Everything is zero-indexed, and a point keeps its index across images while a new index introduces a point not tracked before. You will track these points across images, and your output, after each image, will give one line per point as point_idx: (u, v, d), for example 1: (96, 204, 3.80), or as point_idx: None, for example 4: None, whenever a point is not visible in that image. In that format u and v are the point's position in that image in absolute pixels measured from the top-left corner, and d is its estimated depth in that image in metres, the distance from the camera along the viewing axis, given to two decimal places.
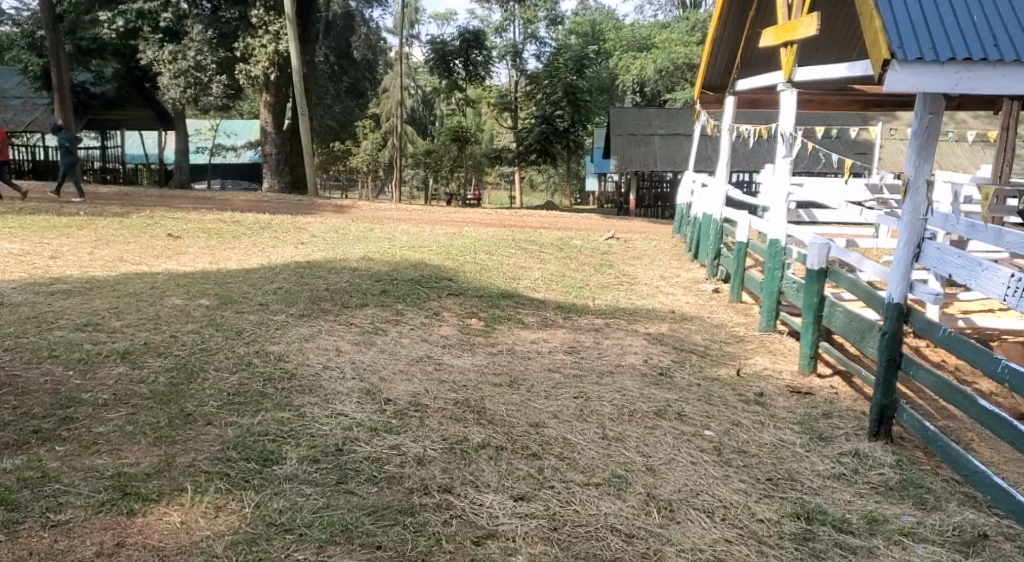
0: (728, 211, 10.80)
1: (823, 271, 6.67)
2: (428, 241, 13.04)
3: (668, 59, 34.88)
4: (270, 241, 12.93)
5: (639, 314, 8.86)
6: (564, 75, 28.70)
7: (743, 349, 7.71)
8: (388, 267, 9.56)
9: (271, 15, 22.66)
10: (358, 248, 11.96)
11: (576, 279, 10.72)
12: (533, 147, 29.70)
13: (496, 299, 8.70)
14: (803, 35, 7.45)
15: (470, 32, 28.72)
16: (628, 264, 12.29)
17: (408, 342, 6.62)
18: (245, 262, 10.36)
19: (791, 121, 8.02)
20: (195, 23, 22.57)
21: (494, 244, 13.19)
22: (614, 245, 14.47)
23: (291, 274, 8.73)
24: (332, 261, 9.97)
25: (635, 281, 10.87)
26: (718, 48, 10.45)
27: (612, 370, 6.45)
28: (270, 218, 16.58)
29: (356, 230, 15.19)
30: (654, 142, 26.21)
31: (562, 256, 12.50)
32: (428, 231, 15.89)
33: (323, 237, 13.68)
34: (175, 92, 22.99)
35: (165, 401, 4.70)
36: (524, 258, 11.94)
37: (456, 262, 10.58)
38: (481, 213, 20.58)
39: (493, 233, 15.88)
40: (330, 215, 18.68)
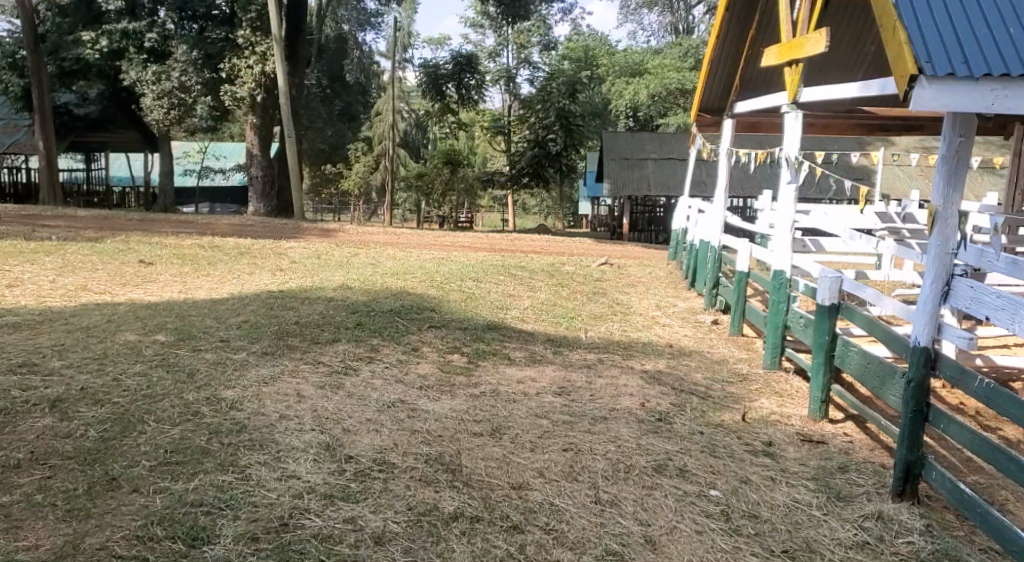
0: (727, 238, 10.27)
1: (835, 307, 6.11)
2: (412, 268, 12.47)
3: (662, 84, 34.66)
4: (246, 268, 12.36)
5: (634, 348, 8.28)
6: (557, 99, 28.39)
7: (746, 390, 7.11)
8: (367, 297, 8.98)
9: (258, 36, 22.08)
10: (338, 276, 11.40)
11: (566, 309, 10.15)
12: (526, 171, 29.30)
13: (481, 332, 8.11)
14: (810, 52, 6.91)
15: (462, 56, 28.40)
16: (622, 293, 11.72)
17: (381, 383, 6.02)
18: (215, 291, 9.76)
19: (797, 145, 7.43)
20: (180, 44, 22.08)
21: (482, 271, 12.62)
22: (608, 271, 13.91)
23: (261, 305, 8.13)
24: (308, 290, 9.38)
25: (630, 312, 10.30)
26: (717, 67, 9.98)
27: (605, 415, 5.86)
28: (251, 243, 15.99)
29: (339, 256, 14.62)
30: (648, 167, 25.78)
31: (553, 284, 11.92)
32: (415, 257, 15.34)
33: (303, 264, 13.11)
34: (158, 113, 22.64)
35: (88, 462, 4.12)
36: (512, 287, 11.37)
37: (440, 291, 9.99)
38: (471, 238, 20.05)
39: (482, 259, 15.32)
40: (316, 239, 18.14)
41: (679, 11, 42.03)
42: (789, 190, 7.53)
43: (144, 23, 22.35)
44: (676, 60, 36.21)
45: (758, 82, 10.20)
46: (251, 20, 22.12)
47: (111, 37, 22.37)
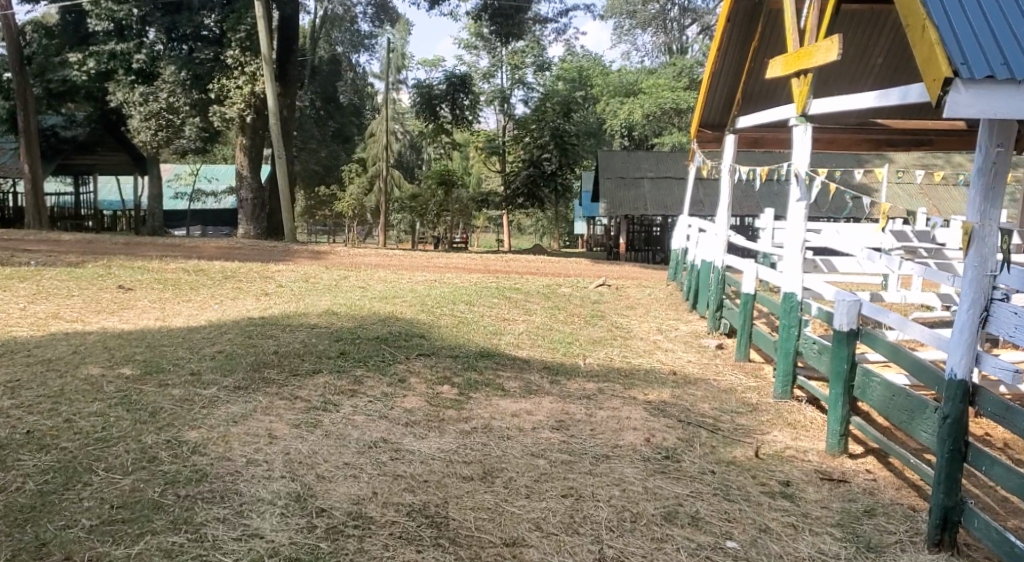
0: (730, 259, 9.83)
1: (854, 333, 5.66)
2: (404, 291, 12.01)
3: (656, 103, 34.40)
4: (231, 293, 11.89)
5: (636, 376, 7.81)
6: (551, 119, 28.09)
7: (757, 422, 6.64)
8: (353, 323, 8.50)
9: (248, 56, 21.65)
10: (325, 300, 10.92)
11: (564, 334, 9.69)
12: (521, 191, 28.92)
13: (474, 360, 7.63)
14: (820, 62, 6.47)
15: (456, 76, 28.08)
16: (621, 316, 11.26)
17: (362, 420, 5.53)
18: (193, 319, 9.26)
19: (806, 161, 7.00)
20: (168, 64, 21.67)
21: (475, 293, 12.16)
22: (605, 293, 13.45)
23: (239, 334, 7.66)
24: (290, 316, 8.89)
25: (631, 336, 9.84)
26: (717, 82, 9.58)
27: (607, 453, 5.38)
28: (238, 266, 15.53)
29: (328, 279, 14.15)
30: (644, 186, 25.41)
31: (549, 307, 11.46)
32: (407, 279, 14.89)
33: (291, 288, 12.65)
34: (145, 134, 22.58)
35: (19, 522, 3.69)
36: (507, 310, 10.90)
37: (431, 316, 9.52)
38: (465, 258, 19.61)
39: (476, 281, 14.86)
40: (307, 262, 17.71)
41: (673, 31, 41.84)
42: (799, 207, 7.08)
43: (133, 44, 21.90)
44: (671, 79, 36.00)
45: (760, 95, 9.81)
46: (241, 40, 21.60)
47: (100, 58, 22.05)
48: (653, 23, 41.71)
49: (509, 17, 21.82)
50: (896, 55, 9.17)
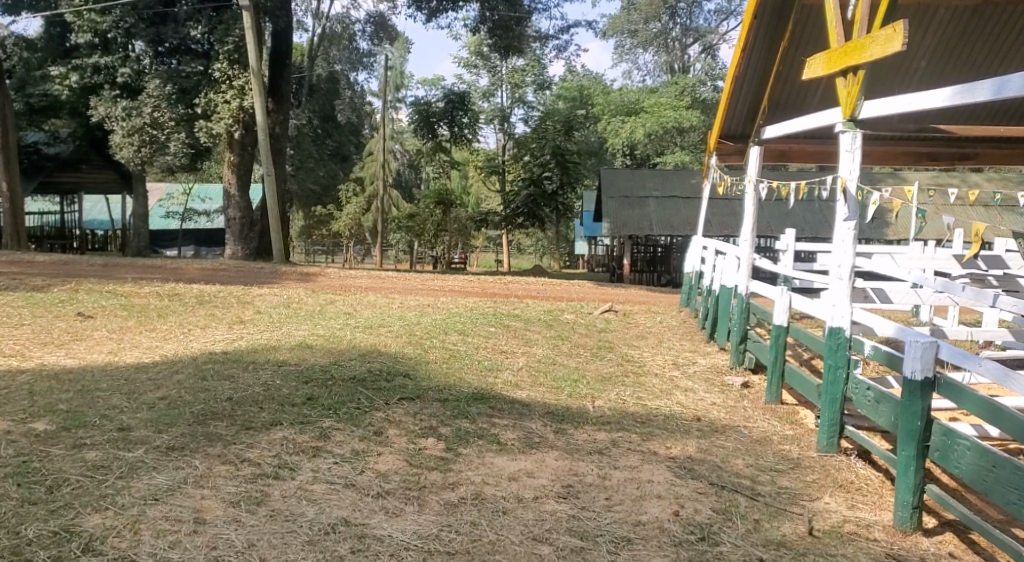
0: (756, 285, 8.78)
1: (932, 382, 4.57)
2: (393, 318, 10.93)
3: (658, 123, 33.53)
4: (202, 322, 10.80)
5: (656, 423, 6.74)
6: (553, 137, 27.15)
7: (803, 484, 5.55)
8: (329, 359, 7.40)
9: (236, 69, 20.70)
10: (304, 329, 9.85)
11: (570, 369, 8.60)
12: (521, 211, 27.87)
13: (466, 405, 6.52)
14: (876, 55, 5.41)
15: (455, 93, 27.10)
16: (631, 348, 10.18)
17: (322, 493, 4.47)
18: (148, 353, 8.15)
19: (854, 171, 5.94)
20: (152, 78, 20.65)
21: (471, 321, 11.07)
22: (612, 319, 12.37)
23: (192, 374, 6.57)
24: (257, 351, 7.77)
25: (645, 372, 8.76)
26: (739, 86, 8.54)
27: (629, 536, 4.41)
28: (219, 290, 14.50)
29: (312, 305, 13.10)
30: (649, 205, 24.39)
31: (552, 337, 10.38)
32: (399, 304, 13.83)
33: (270, 315, 11.57)
34: (128, 151, 21.28)
35: None
36: (506, 341, 9.82)
37: (420, 349, 8.42)
38: (462, 280, 18.58)
39: (472, 305, 13.80)
40: (293, 284, 16.69)
41: (675, 49, 41.07)
42: (848, 229, 6.00)
43: (118, 57, 20.92)
44: (673, 98, 35.13)
45: (787, 102, 8.79)
46: (228, 52, 20.66)
47: (82, 72, 21.14)
48: (656, 42, 40.80)
49: (510, 29, 20.84)
50: (939, 54, 8.33)
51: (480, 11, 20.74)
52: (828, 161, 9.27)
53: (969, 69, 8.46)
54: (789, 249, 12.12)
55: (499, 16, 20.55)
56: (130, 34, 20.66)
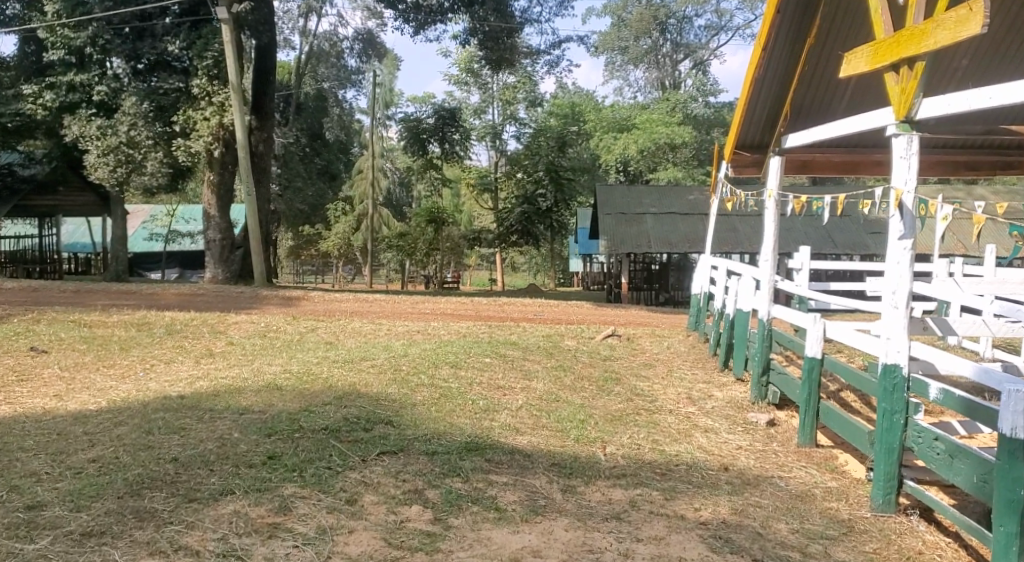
0: (780, 311, 7.87)
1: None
2: (379, 349, 9.99)
3: (651, 139, 32.84)
4: (168, 356, 9.81)
5: (678, 476, 5.83)
6: (545, 153, 26.42)
7: (862, 556, 4.65)
8: (301, 404, 6.44)
9: (216, 85, 19.81)
10: (278, 364, 8.88)
11: (574, 408, 7.65)
12: (515, 229, 26.93)
13: (458, 459, 5.60)
14: (947, 40, 4.58)
15: (445, 109, 26.33)
16: (640, 379, 9.25)
17: None
18: (96, 396, 7.17)
19: (911, 181, 5.10)
20: (128, 95, 19.63)
21: (463, 350, 10.12)
22: (616, 345, 11.45)
23: (137, 427, 5.61)
24: (220, 394, 6.81)
25: (658, 408, 7.85)
26: (760, 90, 7.69)
27: None
28: (194, 318, 13.53)
29: (292, 334, 12.14)
30: (646, 221, 23.55)
31: (553, 368, 9.44)
32: (386, 331, 12.87)
33: (244, 347, 10.61)
34: (103, 171, 20.21)
35: None
36: (503, 374, 8.87)
37: (406, 388, 7.45)
38: (454, 302, 17.71)
39: (465, 331, 12.85)
40: (274, 310, 15.76)
41: (666, 66, 40.42)
42: (903, 249, 5.14)
43: (95, 74, 19.88)
44: (664, 114, 34.49)
45: (811, 109, 7.96)
46: (208, 68, 19.81)
47: (58, 90, 20.07)
48: (646, 58, 40.11)
49: (501, 41, 20.07)
50: (984, 53, 7.65)
51: (469, 22, 19.92)
52: (857, 173, 8.31)
53: (1015, 67, 7.77)
54: (804, 268, 11.25)
55: (489, 28, 19.73)
56: (106, 51, 19.61)
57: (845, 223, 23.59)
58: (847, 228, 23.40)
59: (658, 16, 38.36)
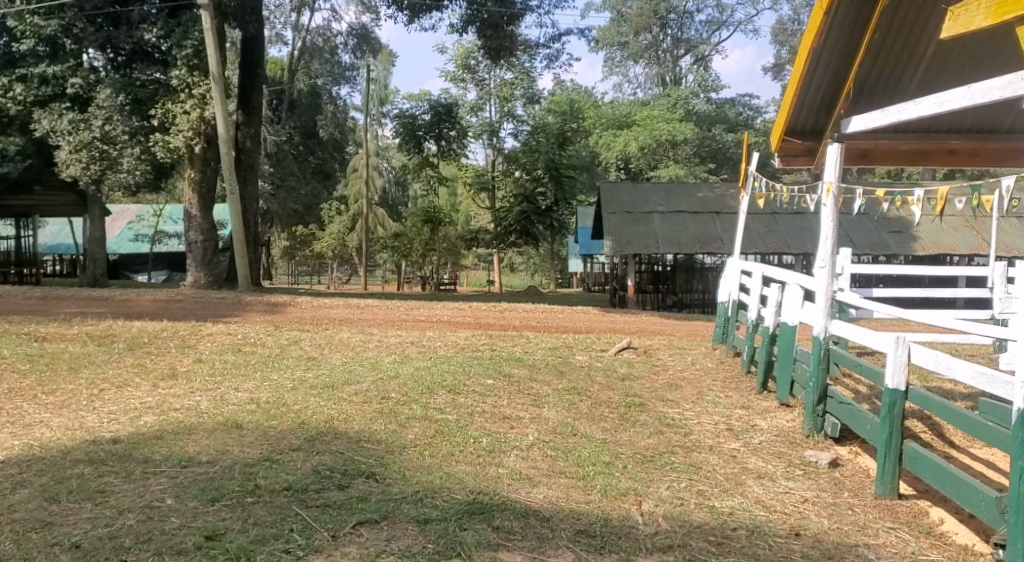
0: (845, 328, 6.59)
1: None
2: (366, 368, 8.67)
3: (651, 136, 31.60)
4: (122, 378, 8.50)
5: (740, 549, 4.59)
6: (545, 149, 25.16)
7: None
8: (262, 452, 5.15)
9: (196, 76, 18.36)
10: (245, 390, 7.56)
11: (596, 445, 6.37)
12: (513, 228, 25.57)
13: (458, 530, 4.33)
14: None
15: (442, 104, 25.02)
16: (668, 404, 7.97)
17: None
18: (13, 436, 5.84)
19: None
20: (102, 87, 18.34)
21: (462, 369, 8.84)
22: (634, 361, 10.17)
23: (39, 496, 4.33)
24: (162, 437, 5.49)
25: (697, 445, 6.57)
26: (817, 61, 6.43)
27: None
28: (163, 330, 12.23)
29: (269, 348, 10.84)
30: (653, 221, 22.26)
31: (567, 391, 8.15)
32: (376, 343, 11.55)
33: (213, 365, 9.30)
34: (75, 168, 18.92)
35: None
36: (510, 400, 7.56)
37: (394, 424, 6.13)
38: (451, 308, 16.46)
39: (464, 343, 11.55)
40: (256, 319, 14.50)
41: (666, 62, 39.09)
42: None
43: (69, 66, 18.63)
44: (665, 111, 33.33)
45: (876, 86, 6.72)
46: (188, 58, 18.33)
47: (31, 84, 18.91)
48: (646, 54, 38.79)
49: (500, 30, 18.79)
50: None
51: (467, 9, 18.66)
52: (927, 163, 7.05)
53: None
54: (844, 273, 10.03)
55: (487, 15, 18.48)
56: (79, 39, 18.29)
57: (862, 221, 22.41)
58: (864, 226, 22.23)
59: (658, 11, 37.06)
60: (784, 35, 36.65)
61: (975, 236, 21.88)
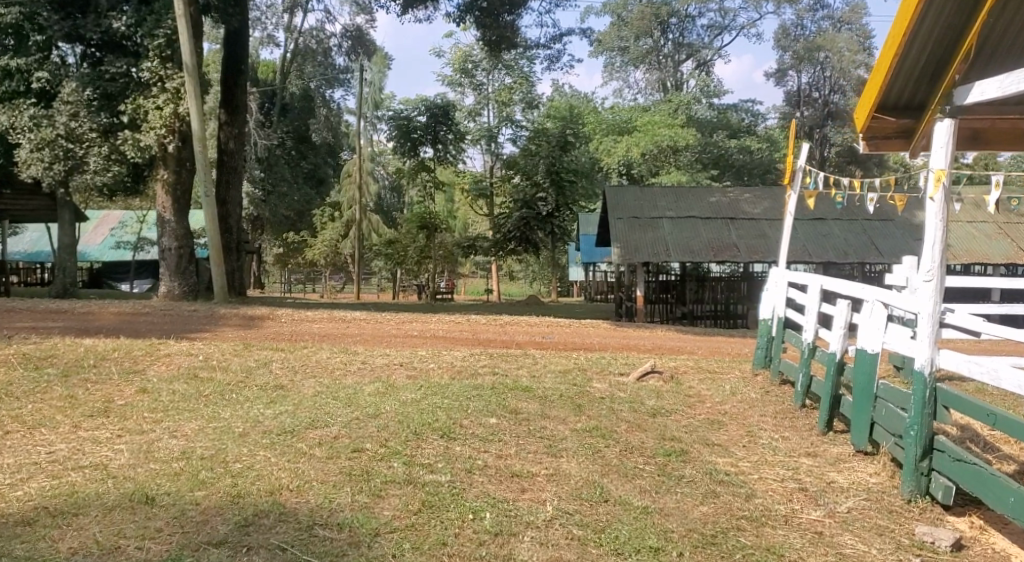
0: (969, 363, 5.00)
1: None
2: (339, 404, 7.05)
3: (653, 142, 30.14)
4: (37, 417, 6.84)
5: None
6: (547, 152, 23.60)
7: None
8: (170, 550, 3.85)
9: (171, 68, 16.45)
10: (182, 437, 5.92)
11: (639, 521, 4.79)
12: (513, 235, 23.96)
13: None
14: None
15: (438, 105, 23.51)
16: (718, 451, 6.40)
17: None
18: None
19: None
20: (66, 80, 16.49)
21: (458, 403, 7.22)
22: (662, 389, 8.57)
23: None
24: (48, 529, 4.02)
25: (770, 518, 5.00)
26: (928, 10, 4.92)
27: None
28: (113, 350, 10.55)
29: (230, 373, 9.19)
30: (662, 227, 20.63)
31: (589, 434, 6.55)
32: (359, 366, 9.95)
33: (158, 397, 7.68)
34: (35, 169, 17.10)
35: None
36: (519, 448, 5.95)
37: (364, 494, 4.57)
38: (445, 322, 14.90)
39: (464, 366, 9.91)
40: (229, 335, 12.90)
41: (667, 67, 37.41)
42: None
43: (34, 59, 16.63)
44: (666, 116, 32.00)
45: (1001, 45, 5.22)
46: (160, 49, 16.39)
47: None
48: (647, 59, 37.15)
49: (499, 19, 17.16)
50: None
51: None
52: None
53: None
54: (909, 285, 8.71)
55: (486, 3, 16.83)
56: (45, 31, 16.28)
57: (885, 228, 20.76)
58: (888, 233, 20.58)
59: (660, 15, 35.53)
60: (786, 41, 35.09)
61: (1010, 245, 20.16)
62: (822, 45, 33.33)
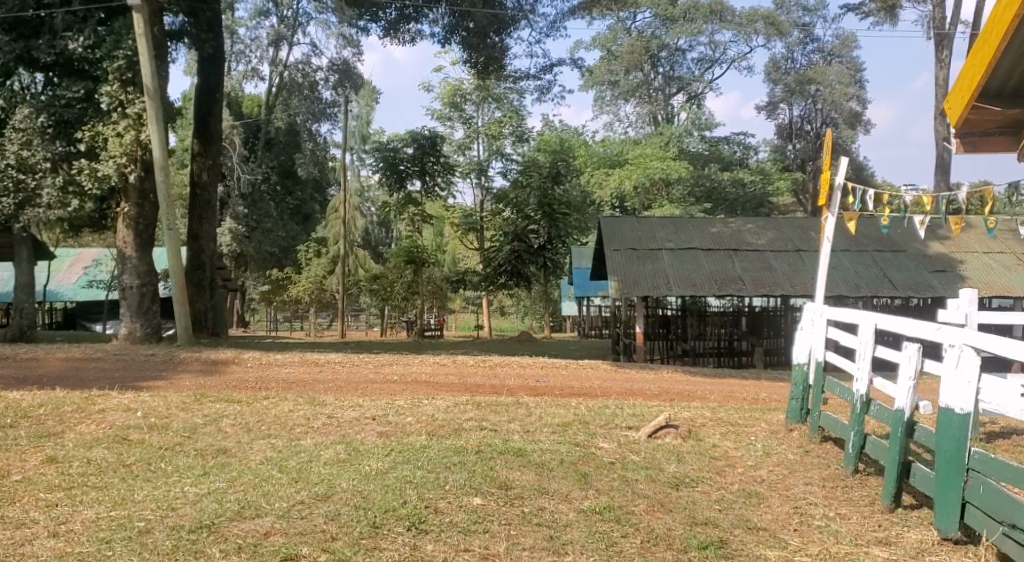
0: None
1: None
2: (284, 481, 5.61)
3: (645, 174, 28.92)
4: None
5: None
6: (538, 183, 22.30)
7: None
8: None
9: (133, 92, 14.70)
10: (63, 540, 4.47)
11: None
12: (503, 269, 22.64)
13: None
14: None
15: (425, 134, 22.24)
16: (765, 540, 5.01)
17: None
18: None
19: None
20: (18, 105, 14.72)
21: (435, 475, 5.78)
22: (680, 447, 7.19)
23: None
24: None
25: None
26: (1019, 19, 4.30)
27: None
28: (39, 405, 9.05)
29: (168, 433, 7.72)
30: (662, 260, 19.30)
31: (600, 516, 5.16)
32: (324, 422, 8.49)
33: (68, 470, 6.22)
34: None
35: None
36: (510, 544, 4.60)
37: None
38: (429, 365, 13.47)
39: (446, 419, 8.45)
40: (187, 383, 11.48)
41: (658, 100, 36.32)
42: None
43: None
44: (658, 149, 30.77)
45: None
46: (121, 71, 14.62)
47: None
48: (638, 92, 36.01)
49: (487, 39, 15.59)
50: None
51: (450, 15, 15.61)
52: None
53: None
54: (968, 324, 7.40)
55: (474, 23, 15.33)
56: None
57: (898, 259, 19.48)
58: (901, 264, 19.29)
59: (650, 47, 34.51)
60: (777, 74, 33.94)
61: None
62: (813, 78, 32.41)
